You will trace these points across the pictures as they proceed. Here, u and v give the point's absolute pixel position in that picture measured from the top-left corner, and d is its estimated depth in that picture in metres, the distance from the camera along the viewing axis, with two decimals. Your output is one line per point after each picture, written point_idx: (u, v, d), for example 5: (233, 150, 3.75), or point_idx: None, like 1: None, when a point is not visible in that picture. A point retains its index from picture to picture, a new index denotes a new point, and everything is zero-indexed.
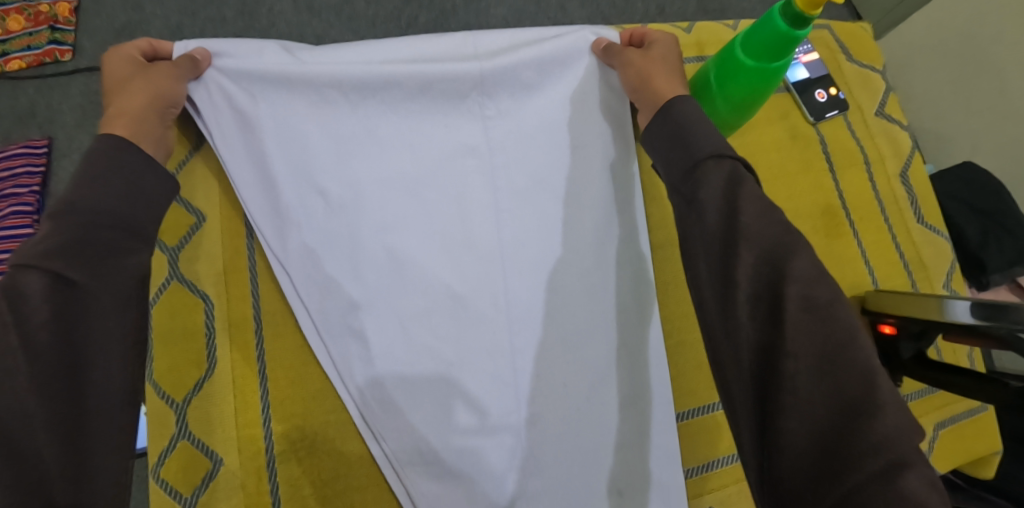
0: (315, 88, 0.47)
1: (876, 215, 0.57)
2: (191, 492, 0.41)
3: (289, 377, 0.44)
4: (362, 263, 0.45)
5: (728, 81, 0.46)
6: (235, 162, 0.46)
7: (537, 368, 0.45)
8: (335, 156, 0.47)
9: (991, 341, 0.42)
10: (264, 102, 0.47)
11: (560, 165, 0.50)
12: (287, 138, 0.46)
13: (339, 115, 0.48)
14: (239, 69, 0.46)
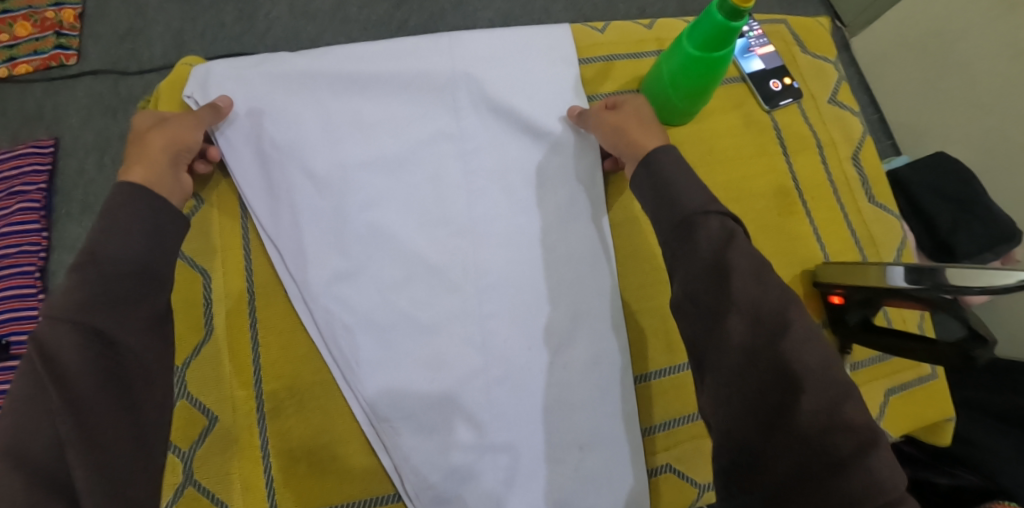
0: (309, 85, 0.52)
1: (828, 194, 0.61)
2: (190, 447, 0.45)
3: (279, 343, 0.48)
4: (346, 237, 0.49)
5: (681, 72, 0.51)
6: (233, 152, 0.50)
7: (505, 342, 0.49)
8: (323, 141, 0.51)
9: (924, 303, 0.46)
10: (263, 97, 0.52)
11: (528, 152, 0.54)
12: (281, 127, 0.51)
13: (329, 105, 0.52)
14: (247, 74, 0.52)
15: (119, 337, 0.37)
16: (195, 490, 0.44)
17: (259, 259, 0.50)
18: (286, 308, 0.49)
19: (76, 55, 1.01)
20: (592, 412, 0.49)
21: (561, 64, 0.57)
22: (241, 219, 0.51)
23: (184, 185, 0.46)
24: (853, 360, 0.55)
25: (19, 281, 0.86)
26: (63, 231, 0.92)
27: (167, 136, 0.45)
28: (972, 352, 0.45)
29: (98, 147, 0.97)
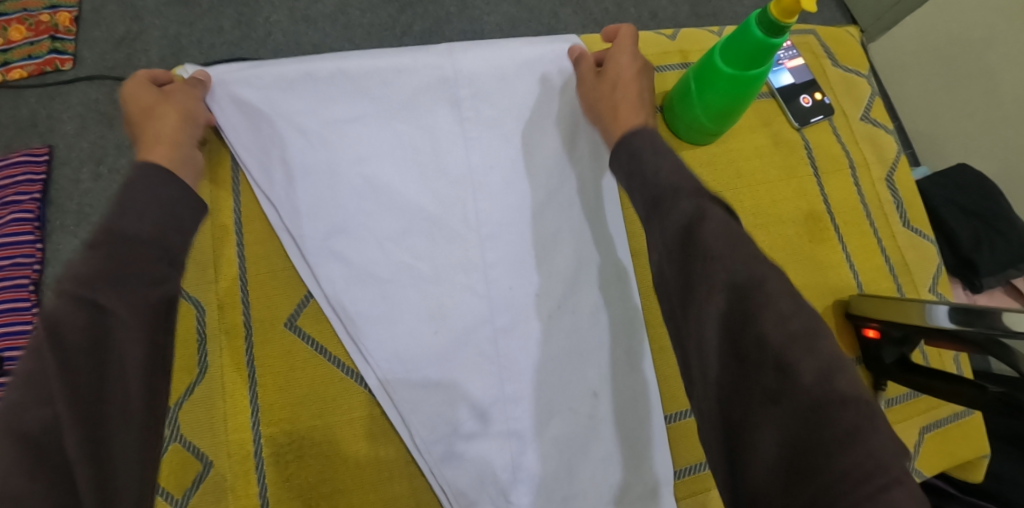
0: (294, 55, 0.52)
1: (861, 218, 0.58)
2: (182, 495, 0.42)
3: (277, 383, 0.45)
4: (342, 190, 0.49)
5: (710, 90, 0.48)
6: (223, 115, 0.49)
7: (516, 346, 0.47)
8: (310, 97, 0.51)
9: (970, 345, 0.43)
10: (245, 63, 0.50)
11: (537, 172, 0.53)
12: (267, 86, 0.50)
13: (313, 61, 0.51)
14: (233, 65, 0.50)
15: (114, 316, 0.33)
16: None
17: (261, 291, 0.48)
18: (289, 342, 0.46)
19: (71, 60, 0.99)
20: (609, 426, 0.47)
21: (570, 77, 0.55)
22: (239, 246, 0.49)
23: (201, 161, 0.46)
24: (888, 396, 0.52)
25: (9, 298, 0.82)
26: (58, 243, 0.91)
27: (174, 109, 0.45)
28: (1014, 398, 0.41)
29: (92, 158, 0.97)
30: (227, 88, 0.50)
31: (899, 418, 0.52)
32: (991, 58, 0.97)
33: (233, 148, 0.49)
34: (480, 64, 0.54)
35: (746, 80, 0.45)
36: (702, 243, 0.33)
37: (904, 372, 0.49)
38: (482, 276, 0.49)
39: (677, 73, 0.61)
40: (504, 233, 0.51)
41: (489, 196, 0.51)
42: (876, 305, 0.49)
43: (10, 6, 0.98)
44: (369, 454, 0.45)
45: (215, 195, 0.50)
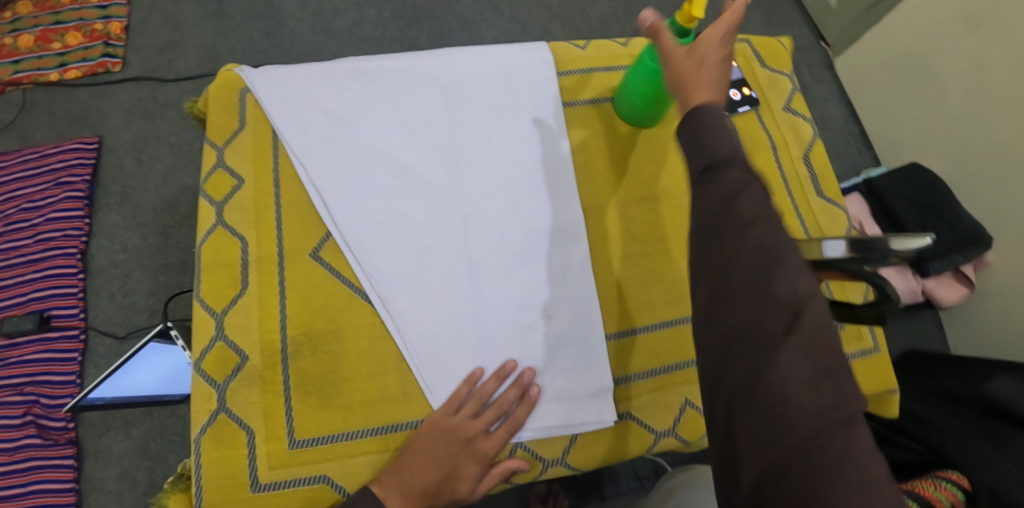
0: (327, 61, 0.66)
1: (780, 189, 0.69)
2: (224, 381, 0.54)
3: (304, 297, 0.56)
4: (358, 158, 0.61)
5: (641, 83, 0.61)
6: (269, 102, 0.62)
7: (488, 281, 0.58)
8: (337, 91, 0.64)
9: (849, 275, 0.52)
10: (290, 68, 0.65)
11: (512, 141, 0.64)
12: (305, 84, 0.64)
13: (341, 66, 0.66)
14: (281, 68, 0.65)
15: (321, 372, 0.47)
16: (226, 416, 0.53)
17: (291, 229, 0.59)
18: (311, 268, 0.57)
19: (120, 62, 1.18)
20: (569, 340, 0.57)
21: (542, 73, 0.68)
22: (275, 195, 0.60)
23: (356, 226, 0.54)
24: None
25: (62, 262, 1.03)
26: (102, 219, 1.08)
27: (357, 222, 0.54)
28: (885, 309, 0.51)
29: (136, 146, 1.13)
30: (274, 80, 0.64)
31: None
32: (942, 67, 1.08)
33: (273, 123, 0.61)
34: (471, 65, 0.67)
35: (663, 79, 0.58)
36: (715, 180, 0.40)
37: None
38: (460, 225, 0.60)
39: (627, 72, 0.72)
40: (479, 194, 0.61)
41: (473, 164, 0.63)
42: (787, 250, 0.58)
43: (71, 17, 1.19)
44: (371, 357, 0.55)
45: (257, 156, 0.61)
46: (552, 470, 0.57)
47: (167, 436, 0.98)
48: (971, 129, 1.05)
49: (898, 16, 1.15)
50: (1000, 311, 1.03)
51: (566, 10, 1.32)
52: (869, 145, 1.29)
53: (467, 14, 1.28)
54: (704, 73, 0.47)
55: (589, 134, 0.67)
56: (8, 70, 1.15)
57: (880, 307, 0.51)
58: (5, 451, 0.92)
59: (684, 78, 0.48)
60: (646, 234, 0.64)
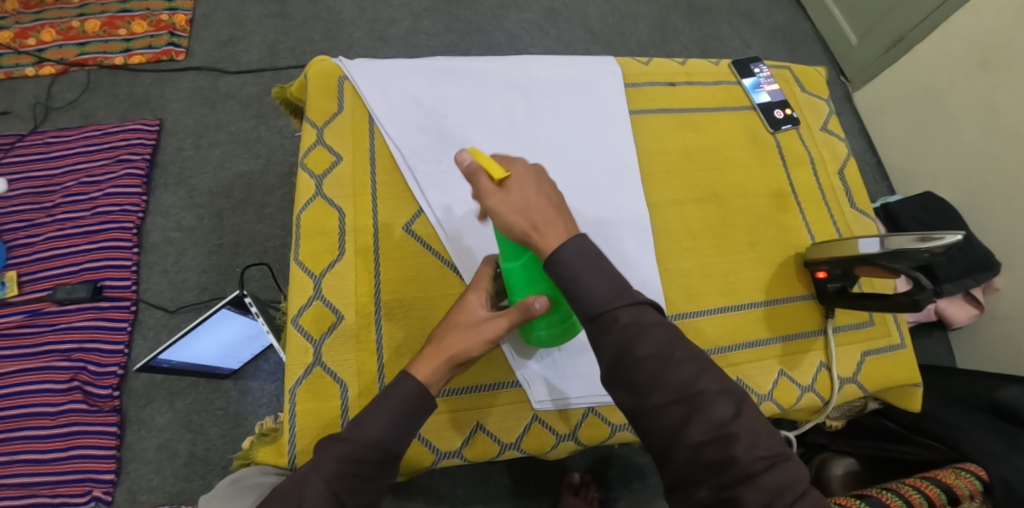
0: (419, 60, 0.73)
1: (818, 199, 0.75)
2: (320, 337, 0.59)
3: (396, 265, 0.62)
4: (449, 146, 0.68)
5: None
6: (368, 90, 0.69)
7: None
8: (430, 85, 0.71)
9: (885, 268, 0.59)
10: (386, 62, 0.72)
11: (584, 140, 0.71)
12: (400, 77, 0.71)
13: (433, 64, 0.73)
14: (379, 62, 0.72)
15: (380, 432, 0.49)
16: (320, 369, 0.58)
17: (385, 204, 0.65)
18: (404, 240, 0.64)
19: (183, 52, 1.24)
20: None
21: (611, 83, 0.75)
22: (370, 175, 0.67)
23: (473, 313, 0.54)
24: (836, 324, 0.68)
25: (118, 235, 1.07)
26: (159, 197, 1.12)
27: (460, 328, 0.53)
28: (918, 298, 0.57)
29: (195, 132, 1.18)
30: (373, 72, 0.70)
31: (846, 342, 0.68)
32: (956, 106, 1.17)
33: (371, 111, 0.68)
34: (549, 74, 0.74)
35: (533, 263, 0.50)
36: (613, 290, 0.45)
37: (837, 299, 0.65)
38: None
39: (684, 89, 0.78)
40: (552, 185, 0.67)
41: (550, 159, 0.69)
42: (827, 249, 0.65)
43: (137, 6, 1.25)
44: None
45: (354, 138, 0.68)
46: (618, 436, 0.61)
47: (212, 410, 0.99)
48: (981, 163, 1.13)
49: (916, 57, 1.24)
50: (1008, 334, 1.10)
51: (606, 34, 1.41)
52: (885, 175, 1.37)
53: (515, 31, 1.37)
54: (532, 210, 0.46)
55: (647, 138, 0.73)
56: (74, 53, 1.21)
57: (914, 297, 0.57)
58: (49, 413, 0.95)
59: (523, 220, 0.46)
60: (698, 232, 0.70)
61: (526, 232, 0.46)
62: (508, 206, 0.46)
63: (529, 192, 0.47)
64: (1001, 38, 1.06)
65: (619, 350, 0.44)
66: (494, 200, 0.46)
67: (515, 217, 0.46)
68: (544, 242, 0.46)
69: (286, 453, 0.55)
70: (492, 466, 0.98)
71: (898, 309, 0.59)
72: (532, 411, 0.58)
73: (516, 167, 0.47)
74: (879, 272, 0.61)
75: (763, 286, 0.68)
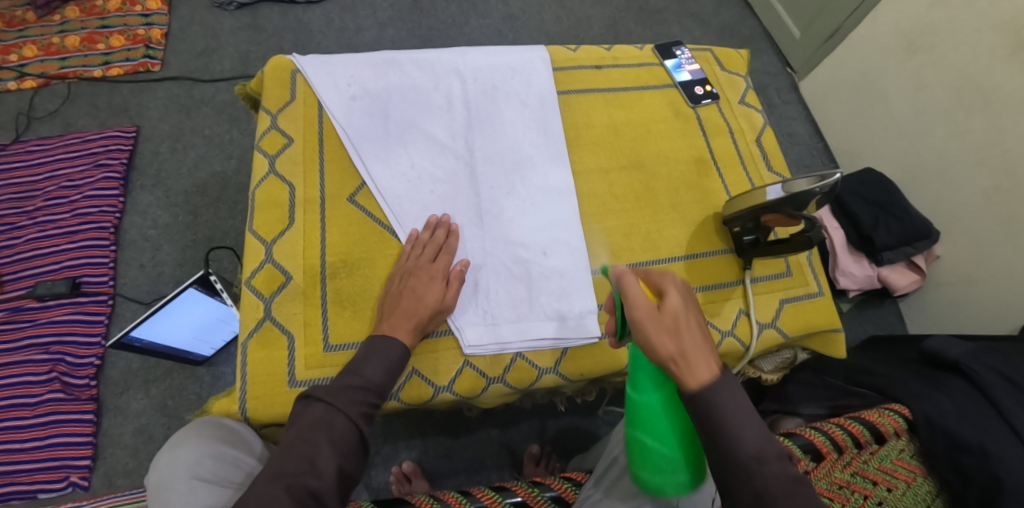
0: (367, 53, 0.79)
1: (736, 164, 0.81)
2: (270, 295, 0.64)
3: (341, 230, 0.68)
4: (392, 129, 0.74)
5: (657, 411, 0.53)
6: (318, 81, 0.75)
7: (500, 224, 0.70)
8: (376, 77, 0.77)
9: (786, 213, 0.64)
10: (335, 57, 0.78)
11: (517, 121, 0.77)
12: (347, 69, 0.77)
13: (379, 58, 0.79)
14: (328, 58, 0.78)
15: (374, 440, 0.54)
16: (270, 324, 0.62)
17: (332, 177, 0.71)
18: (348, 209, 0.69)
19: (159, 64, 1.31)
20: (568, 265, 0.69)
21: (542, 68, 0.82)
22: (319, 153, 0.72)
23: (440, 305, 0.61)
24: (754, 275, 0.74)
25: (96, 234, 1.12)
26: (136, 198, 1.18)
27: (421, 307, 0.60)
28: (812, 238, 0.63)
29: (172, 136, 1.24)
30: (323, 65, 0.77)
31: (764, 290, 0.73)
32: (889, 88, 1.24)
33: (321, 99, 0.74)
34: (484, 61, 0.81)
35: (671, 396, 0.53)
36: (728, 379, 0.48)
37: (751, 250, 0.71)
38: (472, 183, 0.72)
39: (611, 71, 0.84)
40: (487, 160, 0.74)
41: (485, 137, 0.75)
42: (741, 201, 0.70)
43: (115, 22, 1.33)
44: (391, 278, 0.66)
45: (305, 123, 0.74)
46: (545, 379, 0.65)
47: (185, 394, 1.04)
48: (915, 139, 1.20)
49: (852, 45, 1.32)
50: (950, 298, 1.16)
51: (562, 36, 1.50)
52: (832, 158, 1.44)
53: (475, 36, 1.45)
54: (681, 340, 0.47)
55: (576, 116, 0.79)
56: (55, 66, 1.28)
57: (809, 237, 0.63)
58: (29, 404, 1.00)
59: (673, 346, 0.47)
60: (624, 195, 0.75)
61: (671, 355, 0.47)
62: (660, 329, 0.48)
63: (682, 322, 0.49)
64: (922, 21, 1.14)
65: (696, 404, 0.46)
66: (646, 317, 0.49)
67: (664, 338, 0.48)
68: (690, 372, 0.46)
69: (238, 399, 0.60)
70: (455, 441, 1.01)
71: (799, 251, 0.65)
72: (464, 357, 0.63)
73: (671, 288, 0.51)
74: (782, 219, 0.66)
75: (683, 242, 0.74)
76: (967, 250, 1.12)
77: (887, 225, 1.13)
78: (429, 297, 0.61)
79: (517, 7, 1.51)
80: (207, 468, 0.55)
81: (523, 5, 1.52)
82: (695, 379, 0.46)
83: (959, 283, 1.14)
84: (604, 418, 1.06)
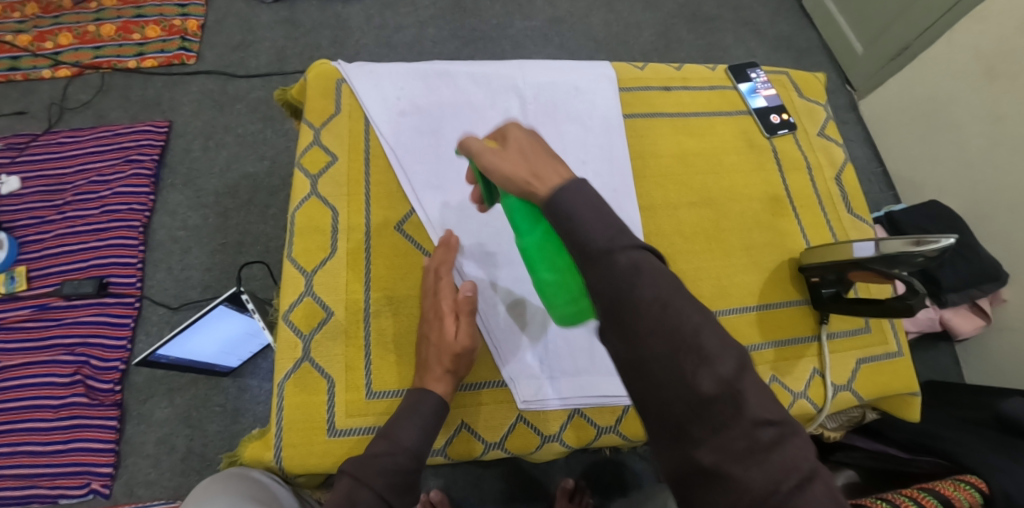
0: (417, 64, 0.74)
1: (813, 204, 0.74)
2: (309, 332, 0.60)
3: (387, 262, 0.63)
4: (444, 149, 0.69)
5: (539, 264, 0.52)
6: (366, 94, 0.70)
7: None
8: (428, 92, 0.72)
9: (878, 272, 0.58)
10: (383, 67, 0.73)
11: (578, 146, 0.71)
12: (395, 81, 0.72)
13: (430, 70, 0.73)
14: (377, 67, 0.72)
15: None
16: (309, 365, 0.58)
17: (378, 202, 0.66)
18: (395, 239, 0.64)
19: (194, 56, 1.27)
20: None
21: (606, 88, 0.75)
22: (365, 174, 0.67)
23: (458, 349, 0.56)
24: (830, 330, 0.68)
25: (125, 233, 1.09)
26: (166, 197, 1.14)
27: (444, 352, 0.55)
28: (910, 302, 0.57)
29: (205, 133, 1.20)
30: (372, 75, 0.71)
31: (840, 348, 0.68)
32: (961, 115, 1.16)
33: (368, 114, 0.69)
34: (543, 78, 0.75)
35: (548, 232, 0.50)
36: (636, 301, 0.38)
37: (831, 304, 0.65)
38: None
39: (680, 94, 0.78)
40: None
41: None
42: (823, 251, 0.64)
43: (151, 12, 1.29)
44: None
45: (351, 139, 0.69)
46: (603, 439, 0.60)
47: (211, 405, 1.01)
48: (989, 173, 1.12)
49: (922, 66, 1.23)
50: (1014, 345, 1.08)
51: (610, 43, 1.42)
52: (889, 184, 1.36)
53: (519, 39, 1.39)
54: (529, 162, 0.45)
55: (641, 142, 0.73)
56: (89, 55, 1.24)
57: (906, 300, 0.58)
58: (52, 406, 0.97)
59: (524, 169, 0.45)
60: (688, 233, 0.69)
61: (527, 180, 0.44)
62: (505, 159, 0.47)
63: (526, 146, 0.47)
64: (1005, 47, 1.06)
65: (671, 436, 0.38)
66: (494, 158, 0.48)
67: (518, 167, 0.46)
68: (543, 184, 0.43)
69: (273, 446, 0.56)
70: (484, 470, 0.97)
71: (889, 314, 0.60)
72: (517, 412, 0.59)
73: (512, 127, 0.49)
74: (873, 278, 0.60)
75: (755, 290, 0.68)
76: None
77: (952, 266, 1.06)
78: (444, 342, 0.56)
79: (565, 9, 1.44)
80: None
81: (571, 7, 1.45)
82: (549, 192, 0.43)
83: None
84: (640, 454, 1.01)
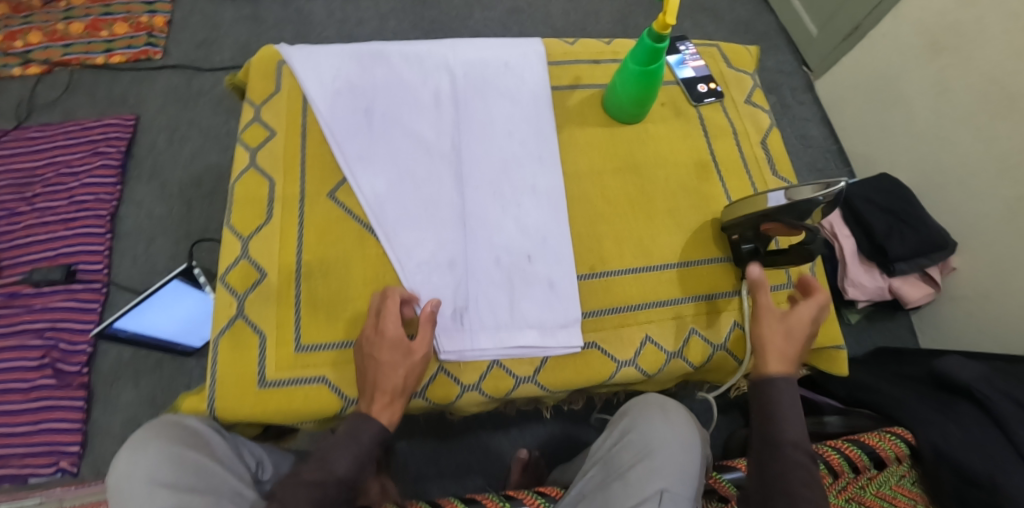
0: (353, 44, 0.76)
1: (739, 168, 0.77)
2: (243, 292, 0.62)
3: (319, 229, 0.66)
4: (376, 123, 0.72)
5: (629, 86, 0.70)
6: (303, 72, 0.73)
7: (482, 225, 0.67)
8: (362, 70, 0.74)
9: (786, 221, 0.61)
10: (321, 48, 0.76)
11: (507, 118, 0.74)
12: (331, 60, 0.74)
13: (365, 50, 0.76)
14: (314, 48, 0.75)
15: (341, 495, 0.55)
16: (242, 322, 0.61)
17: (313, 173, 0.69)
18: (328, 207, 0.67)
19: (161, 52, 1.30)
20: (553, 271, 0.66)
21: (537, 63, 0.78)
22: (301, 148, 0.70)
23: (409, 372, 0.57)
24: None
25: (92, 222, 1.12)
26: (133, 187, 1.17)
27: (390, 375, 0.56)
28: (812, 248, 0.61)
29: (170, 126, 1.24)
30: (309, 55, 0.74)
31: None
32: (910, 90, 1.18)
33: (305, 92, 0.72)
34: (475, 54, 0.78)
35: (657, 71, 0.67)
36: None
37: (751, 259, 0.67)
38: (456, 182, 0.69)
39: (610, 66, 0.81)
40: (472, 158, 0.71)
41: (472, 133, 0.73)
42: (741, 207, 0.66)
43: (118, 10, 1.32)
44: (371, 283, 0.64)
45: (288, 116, 0.72)
46: (523, 388, 0.63)
47: (176, 387, 1.04)
48: (937, 145, 1.14)
49: (872, 43, 1.26)
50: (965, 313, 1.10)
51: (568, 30, 1.45)
52: (845, 161, 1.39)
53: (479, 28, 1.42)
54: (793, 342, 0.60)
55: (569, 114, 0.76)
56: (58, 53, 1.28)
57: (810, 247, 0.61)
58: (22, 389, 1.00)
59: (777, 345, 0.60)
60: (615, 197, 0.72)
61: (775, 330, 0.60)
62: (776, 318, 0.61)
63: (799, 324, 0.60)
64: (947, 21, 1.08)
65: None
66: (767, 319, 0.61)
67: (777, 335, 0.60)
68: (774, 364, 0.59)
69: (207, 398, 0.59)
70: (441, 442, 1.00)
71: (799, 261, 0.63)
72: (437, 363, 0.61)
73: (808, 305, 0.62)
74: (783, 229, 0.62)
75: (678, 248, 0.70)
76: (985, 263, 1.06)
77: (900, 234, 1.08)
78: (393, 371, 0.56)
79: None
80: (199, 477, 0.54)
81: None
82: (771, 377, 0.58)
83: (975, 297, 1.08)
84: (594, 426, 1.03)
